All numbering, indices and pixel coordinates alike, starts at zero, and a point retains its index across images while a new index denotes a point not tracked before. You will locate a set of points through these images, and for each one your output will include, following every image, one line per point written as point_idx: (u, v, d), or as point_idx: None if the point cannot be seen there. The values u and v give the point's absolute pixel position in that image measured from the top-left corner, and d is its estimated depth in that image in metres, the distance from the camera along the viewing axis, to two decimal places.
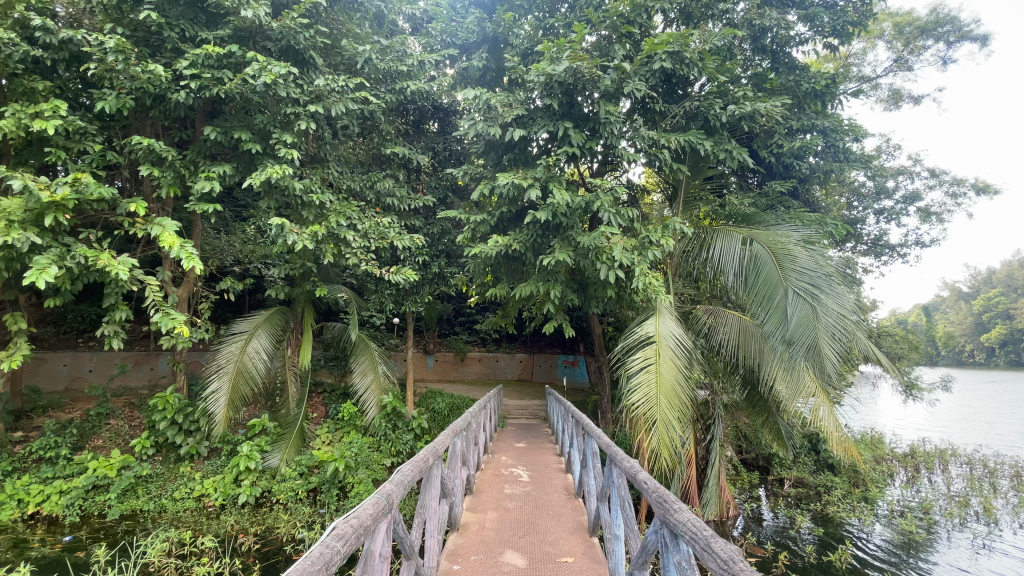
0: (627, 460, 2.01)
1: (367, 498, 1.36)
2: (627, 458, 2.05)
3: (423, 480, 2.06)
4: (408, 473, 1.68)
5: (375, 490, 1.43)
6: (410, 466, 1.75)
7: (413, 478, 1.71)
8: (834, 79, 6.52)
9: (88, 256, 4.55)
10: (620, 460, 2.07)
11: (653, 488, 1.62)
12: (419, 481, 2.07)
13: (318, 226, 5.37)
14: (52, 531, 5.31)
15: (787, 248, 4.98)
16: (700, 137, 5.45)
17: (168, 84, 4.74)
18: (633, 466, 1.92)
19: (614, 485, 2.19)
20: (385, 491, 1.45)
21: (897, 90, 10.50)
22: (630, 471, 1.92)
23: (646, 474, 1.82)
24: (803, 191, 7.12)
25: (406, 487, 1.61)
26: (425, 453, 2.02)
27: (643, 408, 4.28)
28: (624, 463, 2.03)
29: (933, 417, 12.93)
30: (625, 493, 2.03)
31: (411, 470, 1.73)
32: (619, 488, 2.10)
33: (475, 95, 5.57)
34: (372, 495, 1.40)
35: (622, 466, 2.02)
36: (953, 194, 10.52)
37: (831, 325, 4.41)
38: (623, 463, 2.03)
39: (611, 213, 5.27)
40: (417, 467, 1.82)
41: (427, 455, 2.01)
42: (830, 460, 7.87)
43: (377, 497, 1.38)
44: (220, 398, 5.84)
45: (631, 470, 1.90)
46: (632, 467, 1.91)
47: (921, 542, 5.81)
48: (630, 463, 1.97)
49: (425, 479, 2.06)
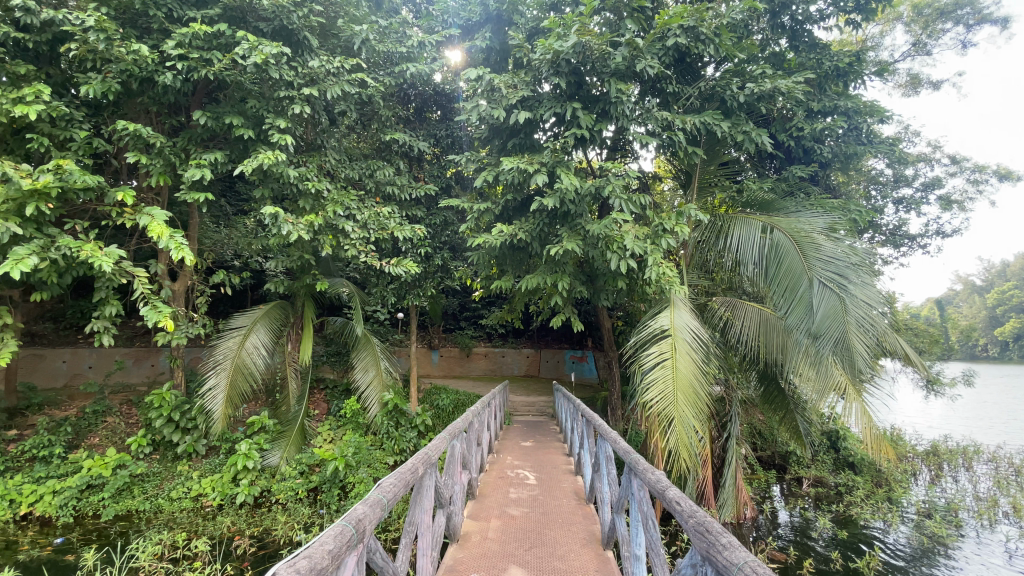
0: (652, 471, 1.74)
1: (329, 528, 1.11)
2: (652, 469, 1.77)
3: (412, 493, 1.79)
4: (389, 491, 1.41)
5: (341, 516, 1.17)
6: (392, 479, 1.50)
7: (395, 495, 1.45)
8: (858, 58, 6.17)
9: (72, 247, 4.35)
10: (643, 472, 1.79)
11: (687, 514, 1.36)
12: (407, 494, 1.81)
13: (314, 216, 5.16)
14: (44, 533, 5.15)
15: (810, 236, 4.76)
16: (716, 118, 5.14)
17: (155, 66, 4.52)
18: (661, 478, 1.64)
19: (634, 498, 1.92)
20: (355, 517, 1.19)
21: (916, 74, 10.11)
22: (655, 485, 1.65)
23: (679, 490, 1.54)
24: (824, 177, 6.76)
25: (386, 509, 1.35)
26: (415, 461, 1.75)
27: (659, 406, 4.04)
28: (648, 474, 1.75)
29: (953, 414, 12.47)
30: (648, 509, 1.75)
31: (396, 483, 1.49)
32: (641, 503, 1.82)
33: (478, 75, 5.27)
34: (336, 523, 1.14)
35: (645, 479, 1.74)
36: (974, 181, 10.14)
37: (860, 318, 4.17)
38: (647, 474, 1.75)
39: (623, 199, 4.95)
40: (403, 480, 1.56)
41: (418, 461, 1.76)
42: (851, 459, 7.54)
43: (343, 526, 1.13)
44: (217, 394, 5.66)
45: (657, 485, 1.63)
46: (660, 480, 1.63)
47: (950, 547, 5.49)
48: (655, 475, 1.70)
49: (415, 491, 1.80)
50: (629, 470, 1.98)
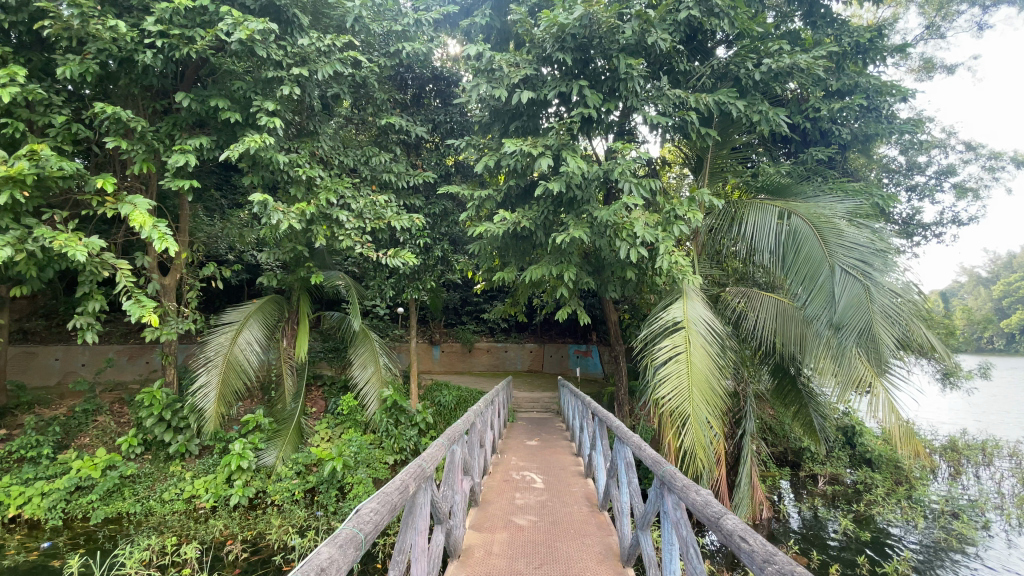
0: (695, 489, 1.46)
1: None
2: (693, 486, 1.50)
3: (403, 515, 1.53)
4: (368, 523, 1.15)
5: (299, 568, 0.91)
6: (372, 506, 1.23)
7: (377, 525, 1.19)
8: (879, 34, 5.85)
9: (48, 238, 4.11)
10: (682, 489, 1.52)
11: (761, 561, 1.08)
12: (398, 517, 1.55)
13: (306, 205, 4.89)
14: (30, 537, 4.94)
15: (831, 220, 4.51)
16: (731, 96, 4.83)
17: (135, 45, 4.24)
18: (709, 501, 1.37)
19: (667, 518, 1.65)
20: (317, 566, 0.93)
21: (930, 58, 9.77)
22: (702, 508, 1.38)
23: (739, 520, 1.27)
24: (843, 161, 6.44)
25: (361, 546, 1.09)
26: (407, 477, 1.49)
27: (672, 404, 3.79)
28: (689, 492, 1.48)
29: (969, 408, 12.09)
30: (688, 534, 1.49)
31: (376, 513, 1.22)
32: (678, 525, 1.55)
33: (477, 52, 4.94)
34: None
35: (687, 498, 1.47)
36: (989, 168, 9.81)
37: (886, 307, 3.93)
38: (688, 493, 1.48)
39: (633, 182, 4.65)
40: (389, 504, 1.30)
41: (407, 478, 1.49)
42: (868, 455, 7.28)
43: None
44: (209, 392, 5.43)
45: (704, 510, 1.36)
46: (710, 504, 1.36)
47: (977, 548, 5.24)
48: (697, 495, 1.43)
49: (406, 512, 1.53)
50: (662, 486, 1.70)
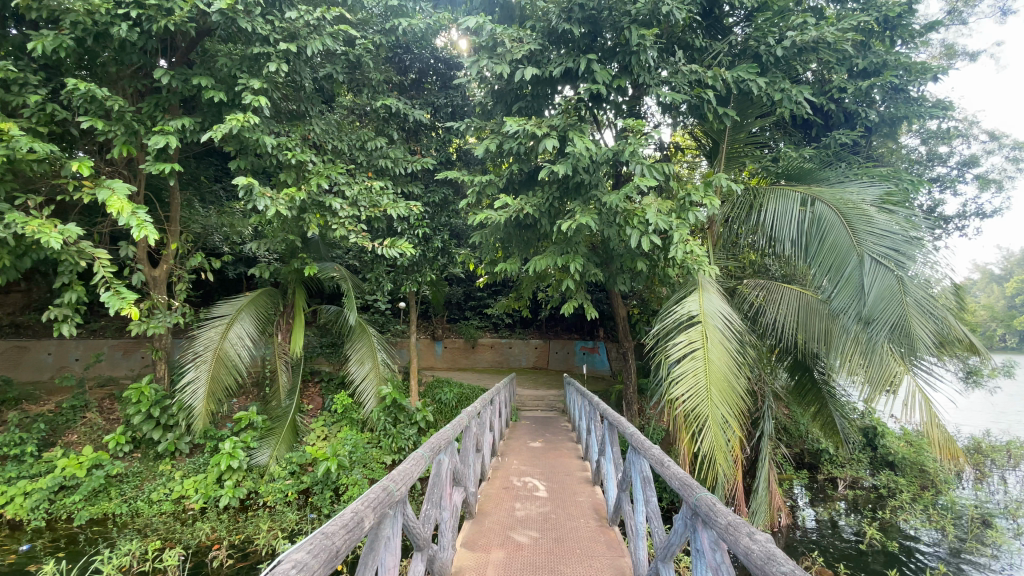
0: (748, 533, 1.15)
1: None
2: (742, 527, 1.18)
3: (361, 555, 1.23)
4: None
5: None
6: (293, 560, 0.94)
7: None
8: (908, 10, 5.44)
9: (19, 223, 3.84)
10: (728, 530, 1.20)
11: None
12: (356, 558, 1.25)
13: (295, 190, 4.59)
14: (11, 538, 4.71)
15: (859, 206, 4.17)
16: (751, 72, 4.47)
17: (110, 17, 3.96)
18: (769, 554, 1.06)
19: (706, 563, 1.33)
20: None
21: (951, 45, 9.32)
22: (759, 562, 1.06)
23: None
24: (865, 146, 6.06)
25: None
26: (362, 510, 1.19)
27: (688, 404, 3.47)
28: (738, 536, 1.16)
29: (993, 408, 11.58)
30: None
31: (300, 569, 0.93)
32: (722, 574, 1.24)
33: (478, 26, 4.61)
34: None
35: (736, 544, 1.15)
36: (1014, 159, 9.36)
37: (921, 299, 3.62)
38: (738, 537, 1.16)
39: (645, 164, 4.31)
40: (322, 556, 1.00)
41: (362, 509, 1.20)
42: (891, 458, 6.92)
43: None
44: (198, 389, 5.17)
45: (762, 565, 1.04)
46: (771, 559, 1.04)
47: (1011, 557, 4.91)
48: (750, 543, 1.12)
49: (365, 551, 1.23)
50: (695, 517, 1.39)
